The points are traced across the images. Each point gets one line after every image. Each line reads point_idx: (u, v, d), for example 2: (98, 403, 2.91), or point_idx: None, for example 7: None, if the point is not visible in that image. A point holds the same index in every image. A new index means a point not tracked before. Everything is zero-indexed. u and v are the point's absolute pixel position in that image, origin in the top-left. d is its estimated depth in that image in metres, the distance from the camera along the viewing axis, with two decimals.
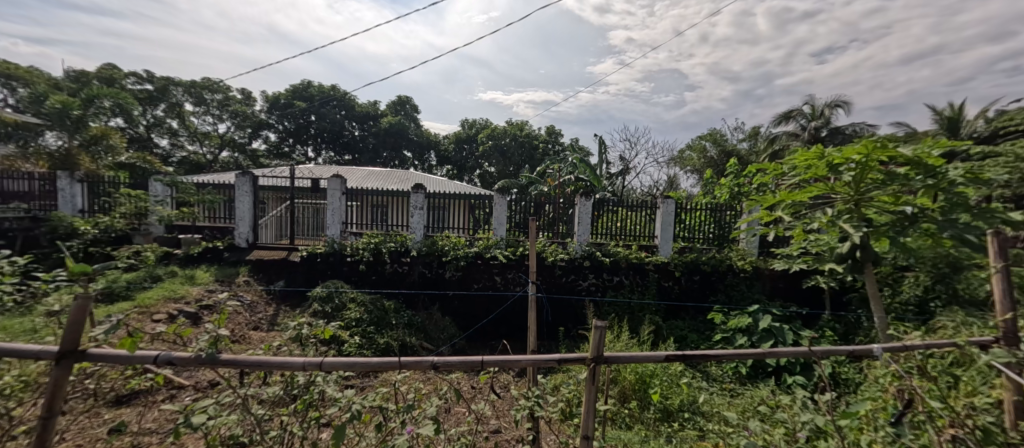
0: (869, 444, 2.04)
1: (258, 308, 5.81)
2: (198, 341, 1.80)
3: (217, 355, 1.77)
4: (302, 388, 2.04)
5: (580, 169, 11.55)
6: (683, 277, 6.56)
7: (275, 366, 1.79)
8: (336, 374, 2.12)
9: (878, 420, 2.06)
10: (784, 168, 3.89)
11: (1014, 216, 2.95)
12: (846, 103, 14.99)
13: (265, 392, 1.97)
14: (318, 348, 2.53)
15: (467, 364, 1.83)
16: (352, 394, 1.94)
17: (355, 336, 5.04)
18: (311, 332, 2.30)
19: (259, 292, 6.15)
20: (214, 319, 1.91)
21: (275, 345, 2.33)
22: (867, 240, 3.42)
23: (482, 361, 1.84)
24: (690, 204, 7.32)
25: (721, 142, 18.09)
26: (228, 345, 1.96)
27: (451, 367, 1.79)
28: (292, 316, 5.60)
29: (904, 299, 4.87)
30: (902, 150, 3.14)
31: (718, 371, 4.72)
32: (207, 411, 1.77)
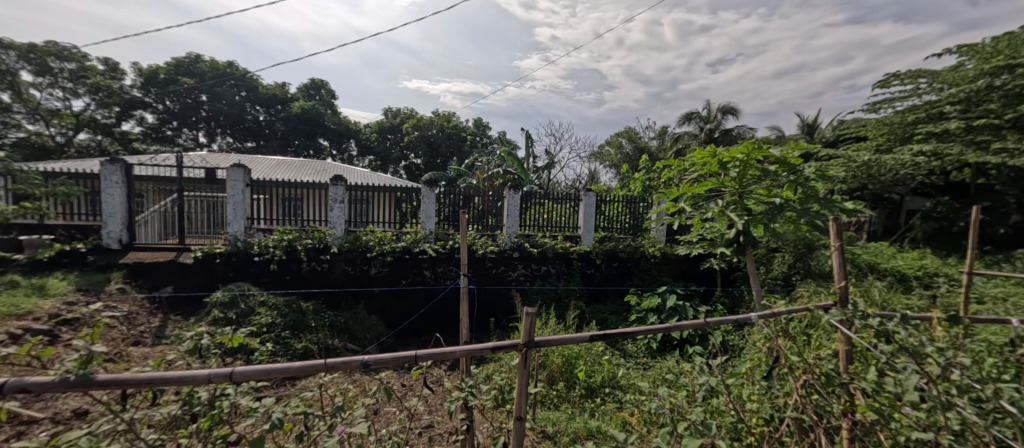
0: (749, 396, 2.46)
1: (139, 319, 5.07)
2: (63, 362, 1.56)
3: (92, 376, 1.54)
4: (205, 404, 1.86)
5: (508, 162, 11.79)
6: (603, 264, 7.10)
7: (170, 380, 1.59)
8: (246, 384, 1.99)
9: (755, 375, 2.48)
10: (686, 165, 4.42)
11: (849, 206, 3.73)
12: (734, 108, 17.23)
13: (156, 414, 1.77)
14: (222, 359, 2.32)
15: (398, 361, 1.81)
16: (270, 403, 1.84)
17: (267, 343, 4.65)
18: (216, 341, 2.10)
19: (139, 302, 5.36)
20: (85, 335, 1.69)
21: (168, 360, 2.08)
22: (748, 227, 4.04)
23: (416, 355, 1.85)
24: (609, 196, 7.90)
25: (635, 138, 19.64)
26: (106, 364, 1.73)
27: (383, 365, 1.74)
28: (185, 326, 4.98)
29: (775, 274, 5.82)
30: (773, 151, 3.77)
31: (634, 347, 5.25)
32: (79, 443, 1.54)
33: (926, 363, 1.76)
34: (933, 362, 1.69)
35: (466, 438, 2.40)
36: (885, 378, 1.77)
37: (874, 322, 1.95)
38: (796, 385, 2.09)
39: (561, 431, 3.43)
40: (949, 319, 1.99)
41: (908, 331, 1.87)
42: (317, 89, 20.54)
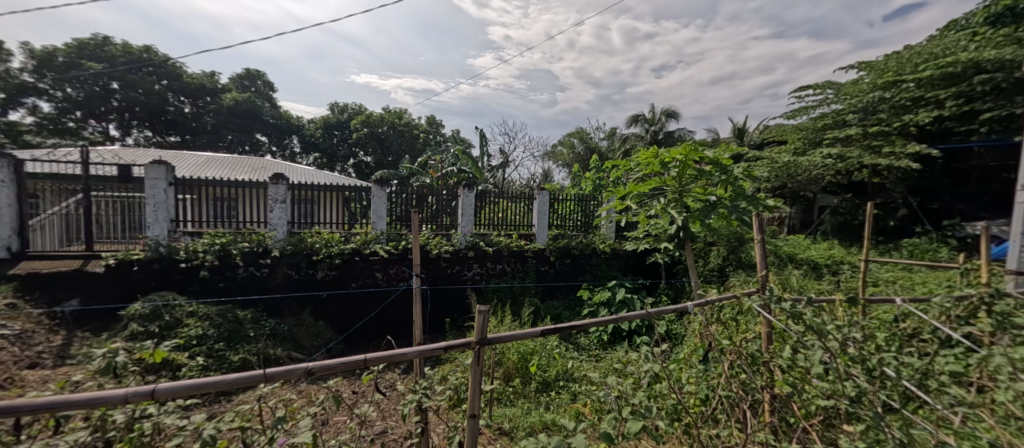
0: (688, 379, 2.64)
1: (35, 338, 4.45)
2: None
3: None
4: (122, 428, 1.67)
5: (462, 161, 11.70)
6: (557, 261, 7.29)
7: (75, 404, 1.35)
8: (166, 405, 1.82)
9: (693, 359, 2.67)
10: (632, 165, 4.67)
11: (771, 203, 4.15)
12: (675, 111, 18.33)
13: (59, 443, 1.56)
14: (139, 378, 2.09)
15: (349, 364, 1.65)
16: (201, 420, 1.70)
17: (197, 357, 4.27)
18: (132, 357, 1.91)
19: (35, 318, 4.71)
20: None
21: (71, 383, 1.85)
22: (687, 223, 4.35)
23: (367, 358, 1.73)
24: (561, 195, 8.10)
25: (586, 139, 20.27)
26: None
27: (331, 372, 1.58)
28: (96, 343, 4.45)
29: (711, 266, 6.31)
30: (707, 153, 4.09)
31: (587, 340, 5.45)
32: None
33: (829, 339, 2.00)
34: (836, 338, 1.92)
35: (421, 441, 2.37)
36: (797, 355, 1.99)
37: (788, 305, 2.18)
38: (727, 367, 2.28)
39: (518, 426, 3.50)
40: (847, 301, 2.27)
41: (815, 311, 2.11)
42: (252, 80, 19.17)
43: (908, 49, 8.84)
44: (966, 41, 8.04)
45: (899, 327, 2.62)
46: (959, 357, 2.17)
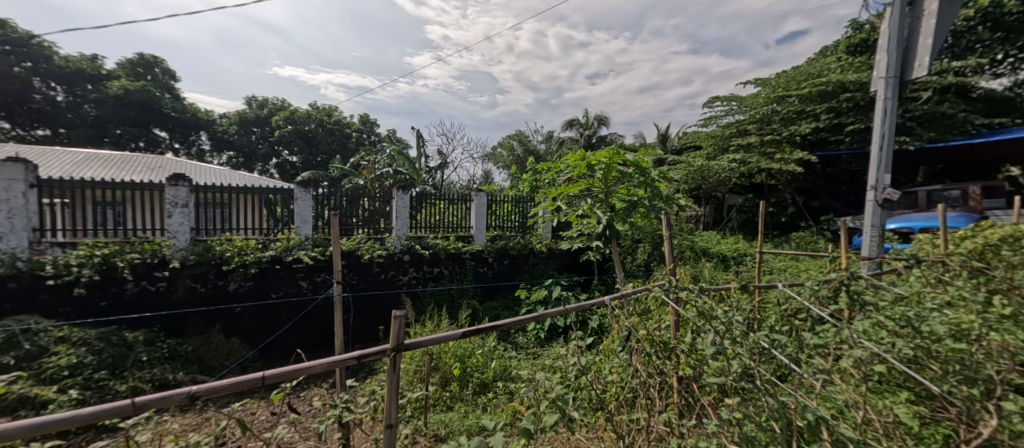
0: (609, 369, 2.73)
1: None
2: None
3: None
4: None
5: (398, 162, 11.32)
6: (495, 262, 7.31)
7: None
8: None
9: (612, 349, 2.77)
10: (561, 168, 4.86)
11: (683, 202, 4.56)
12: (607, 117, 19.37)
13: None
14: None
15: (243, 383, 1.47)
16: None
17: (70, 390, 3.64)
18: None
19: None
20: None
21: None
22: (612, 222, 4.61)
23: (264, 376, 1.52)
24: (499, 196, 8.14)
25: (525, 141, 20.67)
26: None
27: (222, 392, 1.41)
28: None
29: (639, 261, 6.77)
30: (628, 156, 4.37)
31: (525, 339, 5.54)
32: None
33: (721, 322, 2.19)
34: (722, 321, 2.12)
35: None
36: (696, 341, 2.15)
37: (683, 295, 2.37)
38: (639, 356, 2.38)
39: (453, 431, 3.44)
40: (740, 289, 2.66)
41: (706, 298, 2.32)
42: (149, 66, 16.84)
43: (794, 70, 10.21)
44: (835, 65, 9.50)
45: (782, 307, 3.01)
46: (823, 331, 2.55)
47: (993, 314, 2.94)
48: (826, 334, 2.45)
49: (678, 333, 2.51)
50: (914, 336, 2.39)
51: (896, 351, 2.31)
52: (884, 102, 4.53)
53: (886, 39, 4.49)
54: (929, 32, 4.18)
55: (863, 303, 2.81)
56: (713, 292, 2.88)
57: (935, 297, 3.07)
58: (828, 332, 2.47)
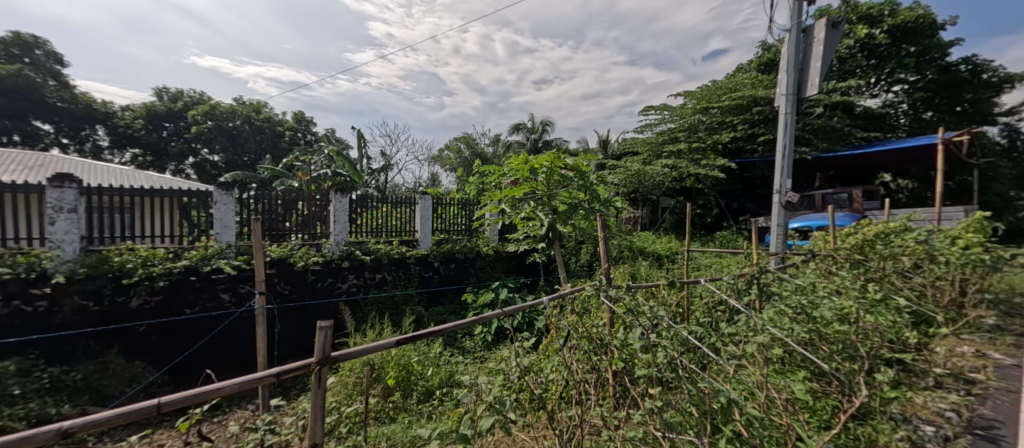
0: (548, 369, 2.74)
1: None
2: None
3: None
4: None
5: (337, 163, 10.74)
6: (441, 266, 7.18)
7: None
8: None
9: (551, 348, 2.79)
10: (505, 171, 4.92)
11: (619, 205, 4.80)
12: (551, 122, 19.87)
13: None
14: None
15: (132, 413, 1.28)
16: None
17: None
18: None
19: None
20: None
21: None
22: (554, 224, 4.74)
23: (159, 403, 1.34)
24: (445, 199, 7.99)
25: (472, 144, 20.60)
26: None
27: (104, 426, 1.23)
28: None
29: (582, 262, 7.04)
30: (569, 161, 4.52)
31: (472, 343, 5.48)
32: None
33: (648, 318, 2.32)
34: (648, 316, 2.26)
35: None
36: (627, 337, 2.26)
37: (614, 293, 2.48)
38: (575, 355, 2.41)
39: (395, 443, 3.28)
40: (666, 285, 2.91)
41: (634, 295, 2.45)
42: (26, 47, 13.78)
43: (716, 84, 11.20)
44: (749, 81, 10.60)
45: (705, 301, 3.27)
46: (736, 321, 2.81)
47: (870, 300, 3.42)
48: (740, 323, 2.69)
49: (613, 329, 2.58)
50: (810, 322, 2.71)
51: (794, 336, 2.62)
52: (785, 115, 5.10)
53: (785, 61, 5.14)
54: (818, 56, 4.87)
55: (769, 293, 3.22)
56: (643, 289, 3.05)
57: (827, 287, 3.51)
58: (740, 321, 2.73)
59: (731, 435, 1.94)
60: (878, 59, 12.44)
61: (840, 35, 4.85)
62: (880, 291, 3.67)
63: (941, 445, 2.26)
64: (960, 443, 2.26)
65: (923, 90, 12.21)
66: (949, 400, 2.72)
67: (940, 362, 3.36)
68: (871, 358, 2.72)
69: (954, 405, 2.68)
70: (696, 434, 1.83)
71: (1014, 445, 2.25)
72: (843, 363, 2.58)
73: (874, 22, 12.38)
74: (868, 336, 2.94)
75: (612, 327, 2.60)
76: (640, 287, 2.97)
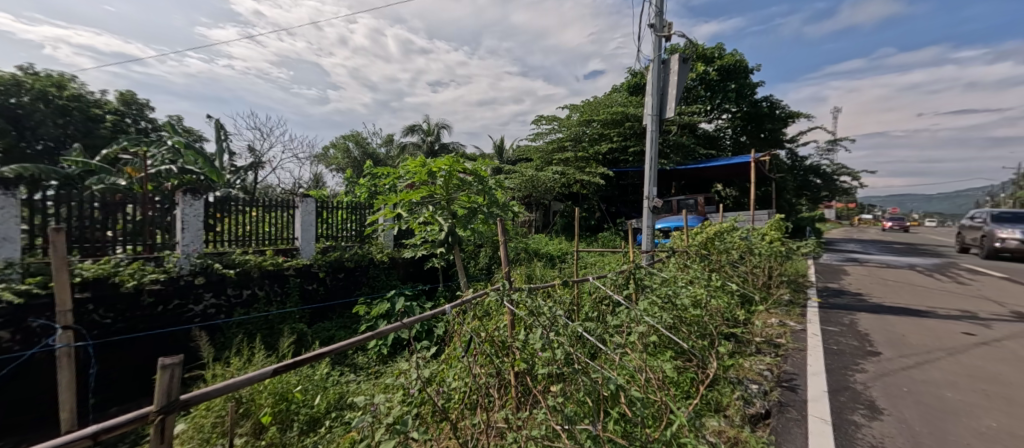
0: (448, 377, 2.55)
1: None
2: None
3: None
4: None
5: (186, 157, 8.89)
6: (328, 277, 6.45)
7: None
8: None
9: (452, 354, 2.61)
10: (400, 173, 4.65)
11: (516, 209, 4.91)
12: (448, 124, 19.68)
13: None
14: None
15: None
16: None
17: None
18: None
19: None
20: None
21: None
22: (453, 228, 4.63)
23: None
24: (331, 203, 7.18)
25: (363, 143, 19.18)
26: None
27: None
28: None
29: (481, 265, 7.07)
30: (467, 165, 4.44)
31: (365, 359, 5.00)
32: None
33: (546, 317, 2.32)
34: (547, 316, 2.26)
35: None
36: (528, 337, 2.22)
37: (516, 295, 2.41)
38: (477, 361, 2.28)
39: None
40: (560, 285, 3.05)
41: (534, 296, 2.44)
42: None
43: (597, 100, 12.39)
44: (624, 100, 11.96)
45: (593, 296, 3.49)
46: (620, 312, 3.06)
47: (715, 288, 4.11)
48: (622, 315, 2.91)
49: (515, 331, 2.51)
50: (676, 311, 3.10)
51: (663, 321, 2.96)
52: (652, 131, 5.82)
53: (650, 86, 5.90)
54: (674, 84, 5.70)
55: (643, 286, 3.65)
56: (541, 289, 3.10)
57: (685, 278, 4.06)
58: (622, 312, 2.98)
59: (617, 420, 2.01)
60: (713, 91, 15.25)
61: (688, 70, 5.78)
62: (722, 280, 4.41)
63: (762, 399, 2.69)
64: (772, 397, 2.71)
65: (744, 118, 15.35)
66: (765, 362, 3.36)
67: (758, 332, 4.17)
68: (716, 335, 3.22)
69: (769, 365, 3.31)
70: (590, 422, 1.84)
71: (805, 391, 2.85)
72: (698, 341, 2.98)
73: (711, 61, 15.20)
74: (713, 316, 3.51)
75: (513, 329, 2.53)
76: (539, 287, 3.00)
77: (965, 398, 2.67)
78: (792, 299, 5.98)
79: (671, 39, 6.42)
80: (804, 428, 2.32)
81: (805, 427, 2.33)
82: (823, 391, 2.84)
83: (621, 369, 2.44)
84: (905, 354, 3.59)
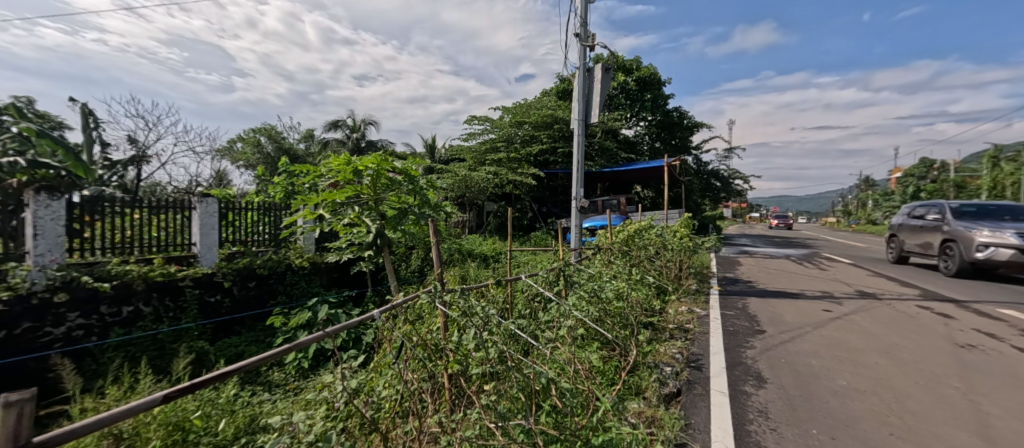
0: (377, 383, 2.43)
1: None
2: None
3: None
4: None
5: (43, 149, 7.37)
6: (235, 287, 5.77)
7: None
8: None
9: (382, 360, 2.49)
10: (321, 172, 4.37)
11: (449, 210, 4.84)
12: (375, 121, 18.80)
13: None
14: None
15: None
16: None
17: None
18: None
19: None
20: None
21: None
22: (381, 230, 4.44)
23: None
24: (239, 203, 6.47)
25: (277, 138, 17.52)
26: None
27: None
28: None
29: (412, 267, 6.90)
30: (396, 164, 4.28)
31: (282, 375, 4.59)
32: None
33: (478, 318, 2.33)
34: (480, 316, 2.27)
35: None
36: (462, 337, 2.20)
37: (449, 297, 2.38)
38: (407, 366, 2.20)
39: None
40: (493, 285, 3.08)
41: (467, 296, 2.43)
42: None
43: (528, 103, 12.72)
44: (553, 104, 12.44)
45: (525, 294, 3.60)
46: (550, 308, 3.19)
47: (635, 282, 4.45)
48: (552, 311, 3.03)
49: (447, 333, 2.47)
50: (597, 304, 3.33)
51: (588, 315, 3.15)
52: (578, 135, 6.13)
53: (577, 92, 6.21)
54: (597, 92, 6.06)
55: (571, 282, 3.83)
56: (474, 290, 3.11)
57: (609, 273, 4.33)
58: (552, 308, 3.11)
59: (548, 413, 2.08)
60: (632, 100, 16.51)
61: (610, 79, 6.19)
62: (639, 274, 4.80)
63: (674, 379, 2.98)
64: (682, 376, 3.03)
65: (658, 126, 16.81)
66: (677, 346, 3.73)
67: (671, 319, 4.62)
68: (636, 324, 3.50)
69: (680, 348, 3.68)
70: (523, 417, 1.91)
71: (708, 369, 3.22)
72: (619, 332, 3.22)
73: (630, 71, 16.43)
74: (634, 307, 3.80)
75: (446, 331, 2.49)
76: (472, 288, 3.00)
77: (827, 364, 3.22)
78: (699, 288, 6.72)
79: (594, 49, 6.83)
80: (708, 401, 2.62)
81: (708, 400, 2.64)
82: (722, 367, 3.24)
83: (552, 363, 2.55)
84: (783, 331, 4.24)
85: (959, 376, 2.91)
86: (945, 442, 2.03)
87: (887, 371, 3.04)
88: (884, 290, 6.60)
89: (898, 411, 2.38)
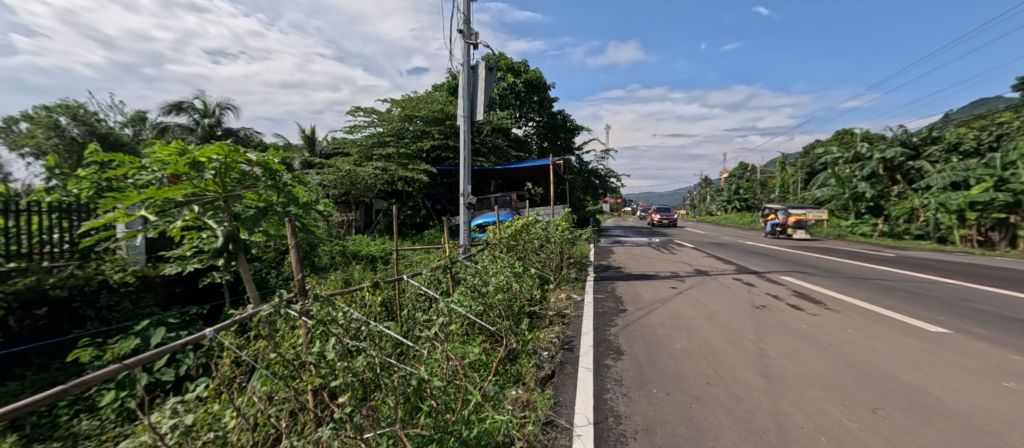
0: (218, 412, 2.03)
1: None
2: None
3: None
4: None
5: None
6: (11, 317, 4.21)
7: None
8: None
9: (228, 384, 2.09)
10: (143, 163, 3.52)
11: (322, 209, 4.38)
12: (233, 106, 16.02)
13: None
14: None
15: None
16: None
17: None
18: None
19: None
20: None
21: None
22: (234, 233, 3.76)
23: None
24: (18, 203, 4.83)
25: (85, 119, 13.60)
26: None
27: None
28: None
29: (284, 274, 6.10)
30: (252, 155, 3.67)
31: (94, 423, 3.59)
32: None
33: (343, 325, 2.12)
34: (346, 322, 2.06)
35: None
36: (325, 348, 1.97)
37: (308, 305, 2.10)
38: (258, 388, 1.89)
39: None
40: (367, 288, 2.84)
41: (331, 302, 2.20)
42: None
43: (417, 97, 12.33)
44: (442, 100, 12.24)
45: (409, 295, 3.46)
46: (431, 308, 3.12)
47: (518, 274, 4.66)
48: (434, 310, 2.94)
49: (309, 344, 2.20)
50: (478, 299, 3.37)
51: (470, 310, 3.16)
52: (464, 133, 6.12)
53: (462, 90, 6.19)
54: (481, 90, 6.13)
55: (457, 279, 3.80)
56: (347, 294, 2.83)
57: (495, 268, 4.41)
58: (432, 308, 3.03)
59: (423, 414, 2.03)
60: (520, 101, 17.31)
61: (494, 79, 6.34)
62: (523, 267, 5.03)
63: (550, 362, 3.21)
64: (557, 359, 3.28)
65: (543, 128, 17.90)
66: (555, 331, 4.03)
67: (552, 307, 4.97)
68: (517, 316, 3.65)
69: (557, 333, 3.98)
70: (392, 424, 1.84)
71: (578, 349, 3.55)
72: (502, 324, 3.32)
73: (517, 73, 17.09)
74: (516, 298, 3.98)
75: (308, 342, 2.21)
76: (344, 293, 2.70)
77: (668, 332, 3.84)
78: (578, 276, 7.38)
79: (479, 48, 6.91)
80: (575, 378, 2.89)
81: (575, 377, 2.89)
82: (590, 346, 3.61)
83: (431, 362, 2.51)
84: (639, 308, 4.92)
85: (754, 331, 3.75)
86: (741, 384, 2.57)
87: (710, 333, 3.74)
88: (713, 267, 8.18)
89: (713, 364, 2.95)
